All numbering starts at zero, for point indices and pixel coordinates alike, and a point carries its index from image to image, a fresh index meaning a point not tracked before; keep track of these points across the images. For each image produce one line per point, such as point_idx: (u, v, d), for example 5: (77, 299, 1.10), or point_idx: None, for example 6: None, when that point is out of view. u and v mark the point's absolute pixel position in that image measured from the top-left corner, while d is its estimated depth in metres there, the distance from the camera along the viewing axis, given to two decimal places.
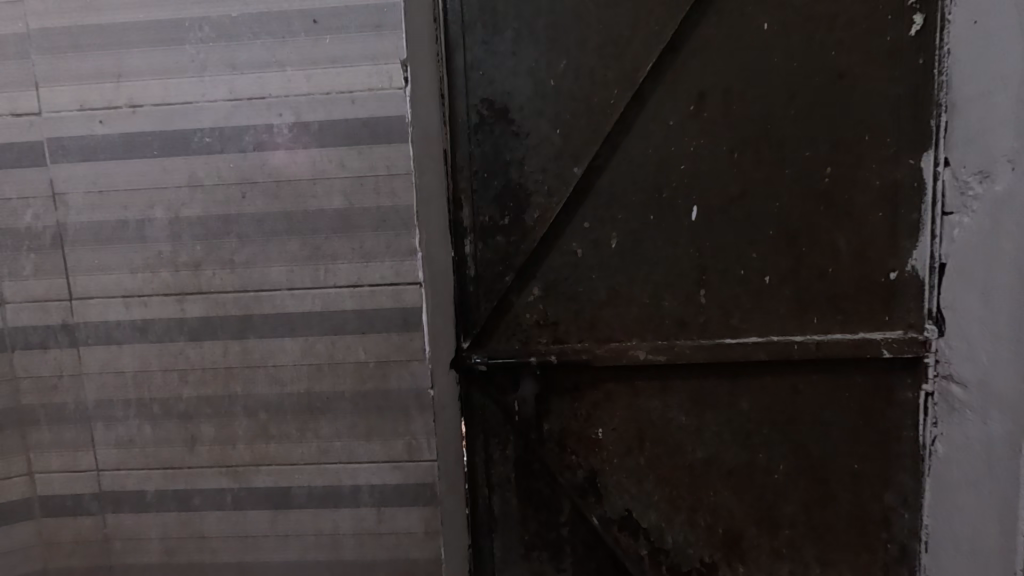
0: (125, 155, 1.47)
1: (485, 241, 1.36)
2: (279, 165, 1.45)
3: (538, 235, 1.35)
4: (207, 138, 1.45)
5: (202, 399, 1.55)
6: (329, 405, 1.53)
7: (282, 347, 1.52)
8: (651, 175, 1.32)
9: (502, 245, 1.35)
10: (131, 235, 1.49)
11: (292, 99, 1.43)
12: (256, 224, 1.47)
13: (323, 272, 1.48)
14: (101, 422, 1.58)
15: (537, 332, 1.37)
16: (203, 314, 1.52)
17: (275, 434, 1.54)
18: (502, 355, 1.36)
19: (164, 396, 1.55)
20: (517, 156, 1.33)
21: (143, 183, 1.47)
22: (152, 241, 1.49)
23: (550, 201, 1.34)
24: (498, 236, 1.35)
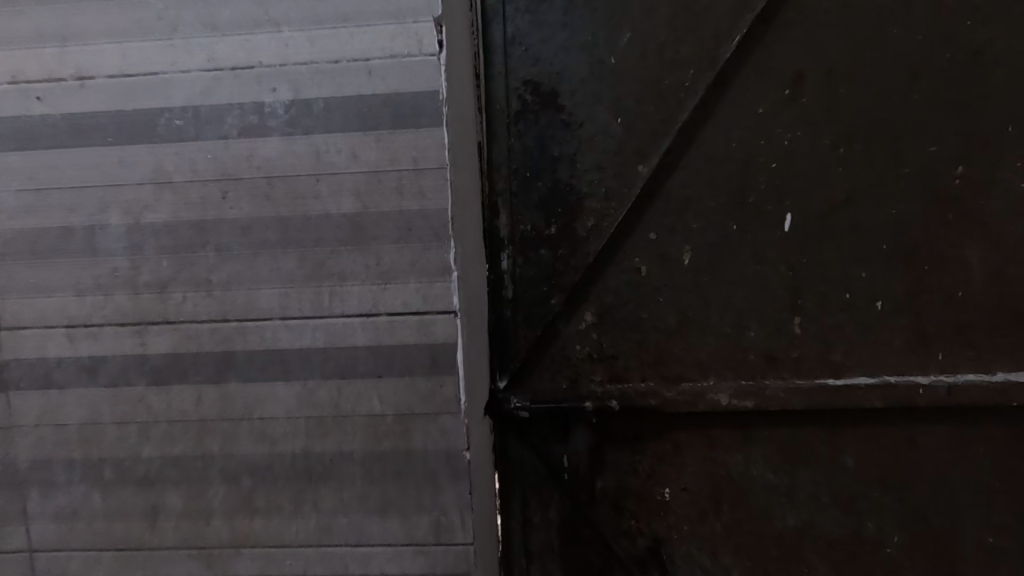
0: (20, 148, 0.83)
1: (527, 255, 1.10)
2: (269, 156, 0.81)
3: (593, 248, 1.08)
4: (178, 119, 0.81)
5: (113, 507, 0.88)
6: (334, 465, 0.86)
7: (272, 395, 0.85)
8: (734, 175, 1.06)
9: (547, 261, 1.09)
10: (16, 250, 0.84)
11: (291, 64, 0.80)
12: (241, 237, 0.83)
13: (327, 294, 0.83)
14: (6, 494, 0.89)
15: (590, 368, 1.10)
16: (111, 382, 0.86)
17: (261, 508, 0.87)
18: (547, 398, 1.10)
19: (68, 499, 0.89)
20: (567, 152, 1.08)
21: (29, 183, 0.83)
22: (54, 287, 0.85)
23: (609, 207, 1.08)
24: (542, 249, 1.09)
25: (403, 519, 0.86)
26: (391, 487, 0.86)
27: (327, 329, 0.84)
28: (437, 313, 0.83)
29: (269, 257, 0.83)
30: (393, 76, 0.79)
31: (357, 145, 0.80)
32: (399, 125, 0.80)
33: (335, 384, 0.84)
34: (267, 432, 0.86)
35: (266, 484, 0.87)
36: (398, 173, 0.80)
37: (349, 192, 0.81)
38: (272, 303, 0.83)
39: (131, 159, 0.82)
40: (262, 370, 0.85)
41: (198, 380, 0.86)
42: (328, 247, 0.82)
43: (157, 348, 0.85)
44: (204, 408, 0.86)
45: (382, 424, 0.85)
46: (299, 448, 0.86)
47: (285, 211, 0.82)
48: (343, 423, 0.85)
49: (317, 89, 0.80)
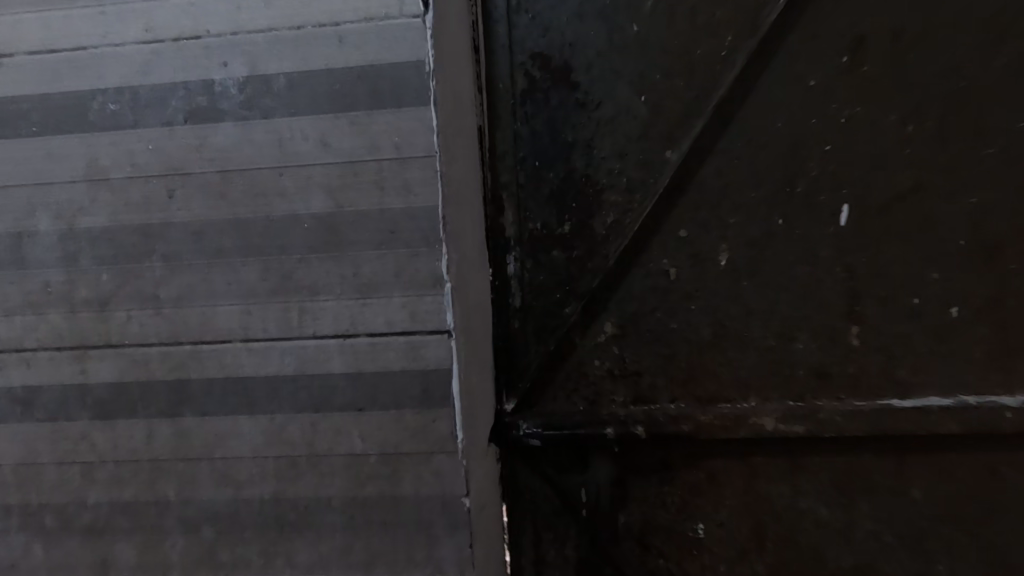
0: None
1: (537, 257, 0.94)
2: (221, 144, 0.67)
3: (614, 248, 0.93)
4: (114, 104, 0.67)
5: (58, 560, 0.76)
6: (311, 517, 0.72)
7: (234, 432, 0.72)
8: (780, 159, 0.89)
9: (560, 264, 0.94)
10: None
11: (246, 36, 0.65)
12: (191, 241, 0.69)
13: (296, 312, 0.69)
14: None
15: (610, 387, 0.95)
16: (49, 418, 0.74)
17: (227, 562, 0.74)
18: (562, 422, 0.94)
19: (7, 551, 0.76)
20: (582, 136, 0.92)
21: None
22: None
23: (632, 201, 0.92)
24: (554, 250, 0.94)
25: None
26: (377, 539, 0.72)
27: (297, 354, 0.70)
28: (427, 332, 0.68)
29: (226, 267, 0.69)
30: (369, 43, 0.64)
31: (327, 131, 0.65)
32: (377, 105, 0.65)
33: (309, 418, 0.71)
34: (230, 475, 0.72)
35: (232, 534, 0.73)
36: (377, 163, 0.65)
37: (319, 189, 0.66)
38: (233, 323, 0.70)
39: (60, 153, 0.69)
40: (223, 402, 0.71)
41: (148, 414, 0.72)
42: (296, 256, 0.68)
43: (98, 377, 0.72)
44: (157, 446, 0.73)
45: (364, 465, 0.71)
46: (267, 492, 0.72)
47: (243, 212, 0.68)
48: (318, 463, 0.71)
49: (276, 62, 0.65)
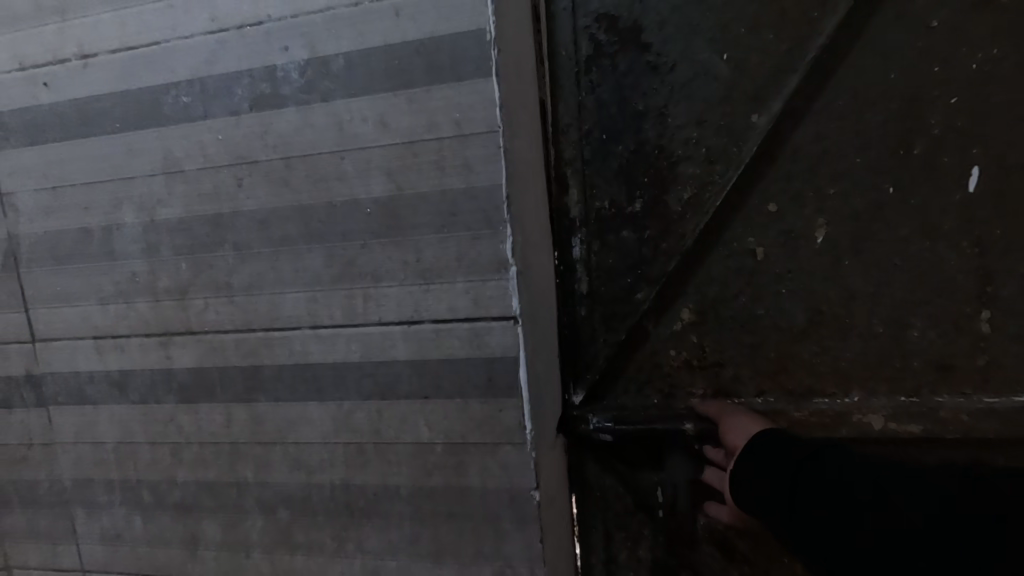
0: (31, 145, 0.75)
1: (606, 238, 0.86)
2: (285, 130, 0.67)
3: (690, 225, 0.83)
4: (185, 97, 0.69)
5: (155, 532, 0.81)
6: (379, 504, 0.72)
7: (305, 419, 0.73)
8: (893, 117, 0.77)
9: (632, 245, 0.85)
10: (40, 254, 0.77)
11: (306, 18, 0.64)
12: (259, 229, 0.69)
13: (359, 299, 0.68)
14: (54, 514, 0.85)
15: (689, 380, 0.85)
16: (141, 401, 0.78)
17: (302, 544, 0.76)
18: (634, 417, 0.86)
19: (113, 521, 0.83)
20: (656, 102, 0.82)
21: (45, 182, 0.75)
22: (77, 296, 0.77)
23: (714, 172, 0.81)
24: (624, 231, 0.85)
25: (461, 568, 0.71)
26: (444, 530, 0.70)
27: (362, 342, 0.69)
28: (491, 319, 0.64)
29: (293, 254, 0.69)
30: (426, 15, 0.60)
31: (386, 111, 0.63)
32: (436, 80, 0.61)
33: (375, 406, 0.70)
34: (303, 459, 0.73)
35: (306, 517, 0.75)
36: (437, 142, 0.62)
37: (379, 172, 0.64)
38: (300, 310, 0.70)
39: (140, 148, 0.71)
40: (293, 388, 0.72)
41: (226, 398, 0.75)
42: (359, 242, 0.67)
43: (181, 362, 0.76)
44: (235, 430, 0.75)
45: (431, 455, 0.69)
46: (338, 478, 0.73)
47: (307, 199, 0.67)
48: (385, 451, 0.71)
49: (334, 42, 0.63)
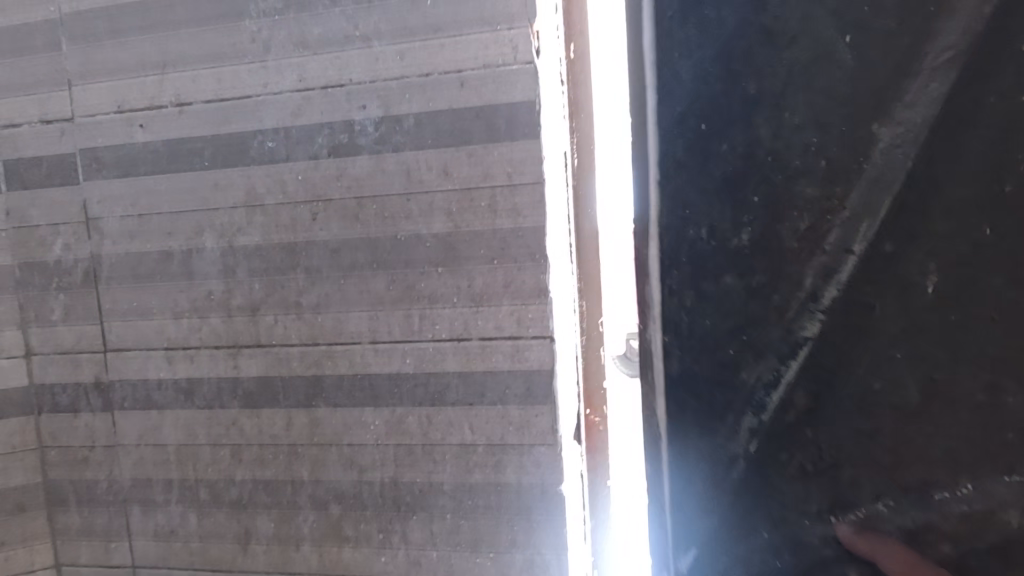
0: (123, 176, 0.85)
1: (697, 291, 0.40)
2: (360, 175, 0.78)
3: (814, 274, 0.39)
4: (271, 143, 0.80)
5: (209, 528, 0.89)
6: (424, 498, 0.82)
7: (361, 422, 0.83)
8: (989, 141, 0.36)
9: (745, 293, 0.39)
10: (122, 272, 0.87)
11: (383, 84, 0.77)
12: (330, 256, 0.81)
13: (416, 318, 0.79)
14: (110, 511, 0.92)
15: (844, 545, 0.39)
16: (206, 406, 0.87)
17: (351, 536, 0.85)
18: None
19: (168, 518, 0.90)
20: (784, 36, 0.37)
21: (133, 209, 0.85)
22: (153, 310, 0.87)
23: (863, 205, 0.38)
24: (731, 263, 0.39)
25: (495, 555, 0.81)
26: (482, 522, 0.81)
27: (416, 355, 0.80)
28: (531, 337, 0.77)
29: (359, 279, 0.80)
30: (486, 88, 0.74)
31: (448, 162, 0.76)
32: (493, 139, 0.74)
33: (425, 411, 0.81)
34: (356, 459, 0.83)
35: (355, 511, 0.84)
36: (491, 190, 0.75)
37: (440, 212, 0.77)
38: (363, 326, 0.81)
39: (225, 183, 0.82)
40: (351, 396, 0.82)
41: (288, 404, 0.84)
42: (419, 269, 0.78)
43: (248, 371, 0.85)
44: (294, 433, 0.85)
45: (473, 454, 0.80)
46: (389, 476, 0.83)
47: (375, 232, 0.79)
48: (432, 451, 0.81)
49: (407, 104, 0.76)
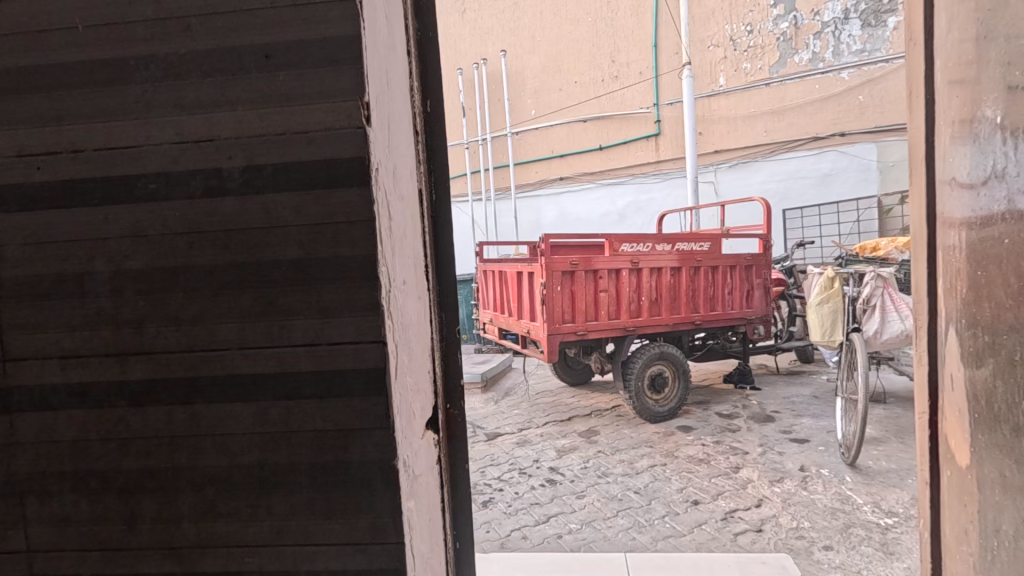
0: (22, 210, 0.99)
1: None
2: (229, 212, 0.96)
3: None
4: (153, 184, 0.97)
5: (98, 512, 1.03)
6: (285, 475, 1.00)
7: (232, 414, 0.99)
8: None
9: None
10: (20, 292, 1.01)
11: (246, 140, 0.95)
12: (204, 277, 0.98)
13: (276, 327, 0.98)
14: (7, 503, 1.04)
15: None
16: (96, 406, 1.01)
17: (224, 513, 1.01)
18: None
19: (61, 506, 1.03)
20: None
21: (30, 238, 1.00)
22: (47, 325, 1.01)
23: None
24: None
25: (345, 519, 1.00)
26: (333, 493, 1.00)
27: (276, 357, 0.98)
28: (369, 341, 0.98)
29: (228, 296, 0.98)
30: (329, 146, 0.95)
31: (300, 203, 0.96)
32: (335, 186, 0.95)
33: (285, 404, 0.99)
34: (227, 446, 1.00)
35: (227, 491, 1.00)
36: (334, 225, 0.96)
37: (295, 242, 0.96)
38: (232, 336, 0.98)
39: (114, 217, 0.98)
40: (223, 393, 0.99)
41: (169, 402, 1.00)
42: (279, 288, 0.97)
43: (132, 375, 1.00)
44: (174, 426, 1.00)
45: (325, 438, 0.99)
46: (256, 459, 1.00)
47: (241, 258, 0.97)
48: (291, 437, 0.99)
49: (265, 156, 0.95)
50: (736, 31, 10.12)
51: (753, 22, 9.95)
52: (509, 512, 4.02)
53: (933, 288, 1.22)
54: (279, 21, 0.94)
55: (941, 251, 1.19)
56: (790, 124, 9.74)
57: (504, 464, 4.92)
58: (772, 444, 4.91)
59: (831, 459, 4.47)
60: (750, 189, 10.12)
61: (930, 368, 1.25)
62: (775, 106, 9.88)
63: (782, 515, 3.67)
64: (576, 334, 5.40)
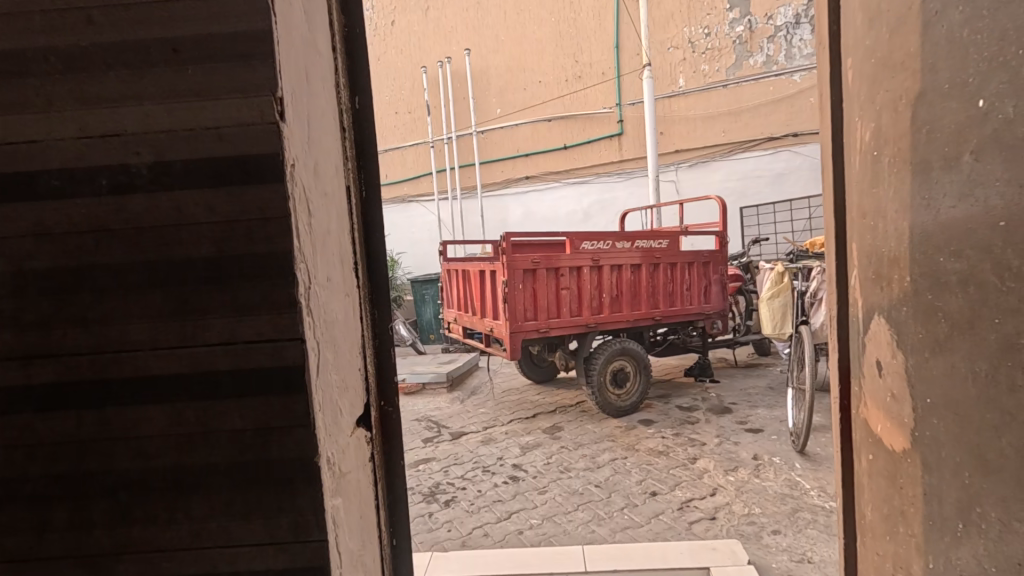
0: None
1: None
2: (138, 209, 0.94)
3: None
4: (56, 181, 0.94)
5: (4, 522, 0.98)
6: (203, 477, 0.98)
7: (145, 417, 0.97)
8: None
9: None
10: None
11: (154, 136, 0.93)
12: (112, 276, 0.95)
13: (189, 327, 0.96)
14: None
15: None
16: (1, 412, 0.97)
17: (139, 518, 0.98)
18: None
19: None
20: None
21: None
22: None
23: None
24: None
25: (267, 519, 0.99)
26: (254, 493, 0.99)
27: (191, 357, 0.96)
28: (286, 340, 0.97)
29: (138, 295, 0.95)
30: (239, 141, 0.94)
31: (212, 201, 0.95)
32: (248, 182, 0.95)
33: (202, 404, 0.97)
34: (142, 449, 0.97)
35: (142, 495, 0.98)
36: (248, 222, 0.95)
37: (208, 240, 0.95)
38: (143, 336, 0.96)
39: (15, 215, 0.95)
40: (136, 395, 0.97)
41: (78, 406, 0.97)
42: (192, 287, 0.96)
43: (38, 379, 0.96)
44: (85, 430, 0.97)
45: (244, 438, 0.98)
46: (171, 461, 0.97)
47: (153, 257, 0.95)
48: (209, 437, 0.98)
49: (175, 152, 0.94)
50: (694, 34, 10.39)
51: (710, 25, 10.23)
52: (471, 511, 4.02)
53: (839, 280, 1.29)
54: (187, 15, 0.93)
55: (844, 245, 1.26)
56: (746, 125, 10.07)
57: (468, 463, 4.92)
58: (729, 435, 5.06)
59: (783, 448, 4.63)
60: (710, 188, 10.38)
61: (838, 355, 1.32)
62: (732, 107, 10.18)
63: (734, 502, 3.79)
64: (539, 331, 5.45)
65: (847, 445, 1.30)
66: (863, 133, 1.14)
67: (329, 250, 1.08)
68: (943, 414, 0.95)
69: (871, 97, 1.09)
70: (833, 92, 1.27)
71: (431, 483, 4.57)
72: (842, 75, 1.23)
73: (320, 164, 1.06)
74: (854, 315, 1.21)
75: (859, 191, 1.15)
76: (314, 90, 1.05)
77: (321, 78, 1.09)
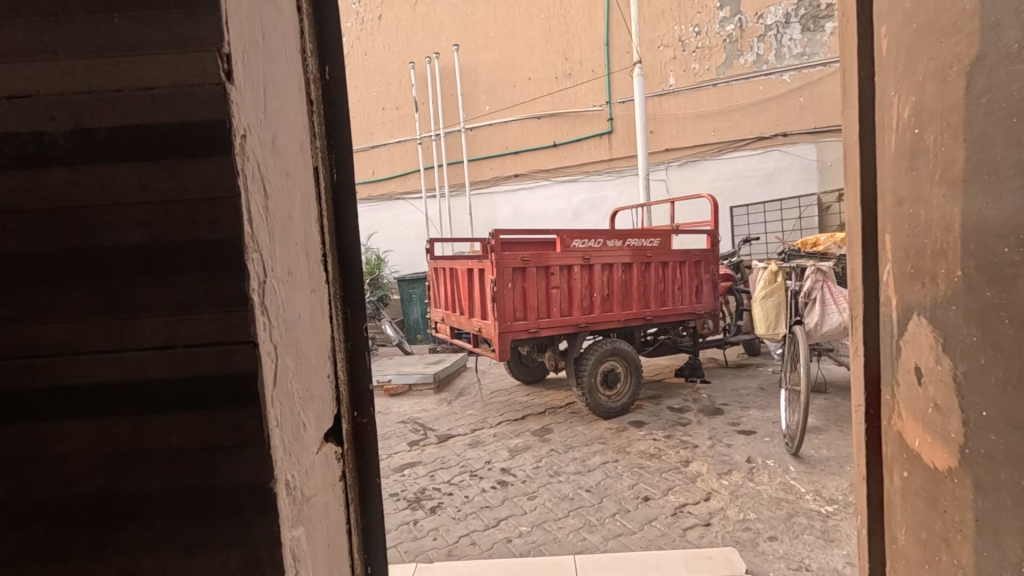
0: None
1: None
2: (54, 184, 0.78)
3: None
4: None
5: None
6: (134, 507, 0.82)
7: (65, 435, 0.81)
8: None
9: None
10: None
11: (74, 97, 0.78)
12: (24, 266, 0.79)
13: (117, 328, 0.80)
14: None
15: None
16: None
17: (58, 555, 0.82)
18: None
19: None
20: None
21: None
22: None
23: None
24: None
25: (212, 555, 0.84)
26: (197, 525, 0.83)
27: (120, 364, 0.81)
28: (234, 343, 0.81)
29: (55, 289, 0.79)
30: (176, 104, 0.78)
31: (144, 176, 0.79)
32: (188, 155, 0.79)
33: (133, 420, 0.81)
34: (60, 473, 0.81)
35: (61, 528, 0.82)
36: (188, 202, 0.80)
37: (140, 224, 0.80)
38: (61, 339, 0.80)
39: None
40: (53, 409, 0.81)
41: None
42: (121, 279, 0.80)
43: None
44: None
45: (184, 460, 0.82)
46: (96, 488, 0.81)
47: (73, 243, 0.79)
48: (141, 459, 0.82)
49: (99, 118, 0.78)
50: (685, 32, 10.34)
51: (701, 23, 10.19)
52: (458, 518, 3.87)
53: (865, 275, 1.18)
54: None
55: (874, 237, 1.16)
56: (736, 124, 10.04)
57: (455, 467, 4.77)
58: (721, 436, 4.98)
59: (776, 450, 4.55)
60: (700, 187, 10.33)
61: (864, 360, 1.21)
62: (722, 106, 10.15)
63: (729, 507, 3.69)
64: (529, 331, 5.32)
65: (874, 459, 1.20)
66: (900, 111, 1.03)
67: (290, 238, 0.92)
68: (1002, 427, 0.84)
69: (914, 69, 0.98)
70: (861, 69, 1.16)
71: (416, 488, 4.41)
72: (874, 48, 1.12)
73: (279, 138, 0.91)
74: (889, 315, 1.11)
75: (897, 175, 1.04)
76: (273, 51, 0.90)
77: (282, 38, 0.94)
